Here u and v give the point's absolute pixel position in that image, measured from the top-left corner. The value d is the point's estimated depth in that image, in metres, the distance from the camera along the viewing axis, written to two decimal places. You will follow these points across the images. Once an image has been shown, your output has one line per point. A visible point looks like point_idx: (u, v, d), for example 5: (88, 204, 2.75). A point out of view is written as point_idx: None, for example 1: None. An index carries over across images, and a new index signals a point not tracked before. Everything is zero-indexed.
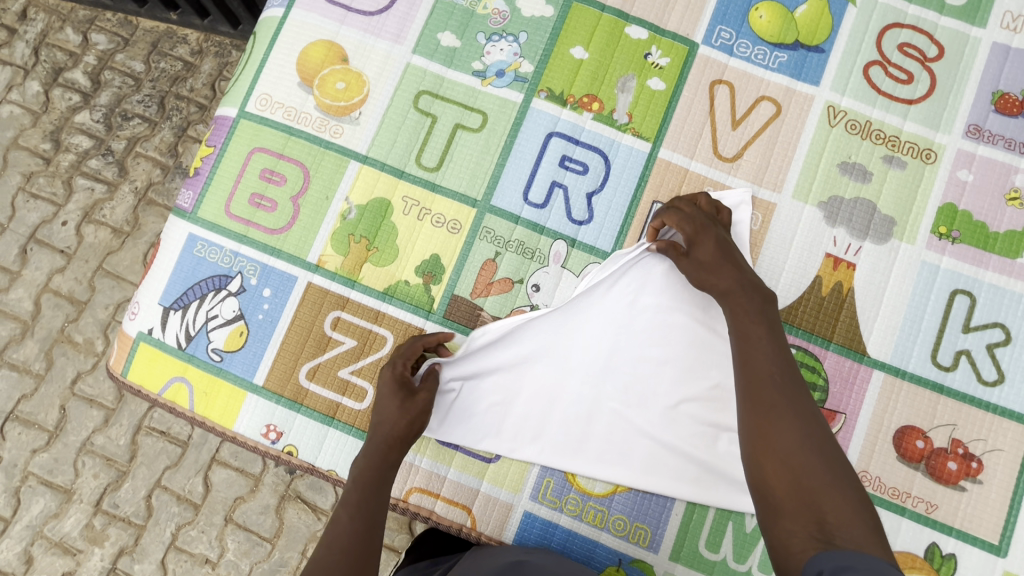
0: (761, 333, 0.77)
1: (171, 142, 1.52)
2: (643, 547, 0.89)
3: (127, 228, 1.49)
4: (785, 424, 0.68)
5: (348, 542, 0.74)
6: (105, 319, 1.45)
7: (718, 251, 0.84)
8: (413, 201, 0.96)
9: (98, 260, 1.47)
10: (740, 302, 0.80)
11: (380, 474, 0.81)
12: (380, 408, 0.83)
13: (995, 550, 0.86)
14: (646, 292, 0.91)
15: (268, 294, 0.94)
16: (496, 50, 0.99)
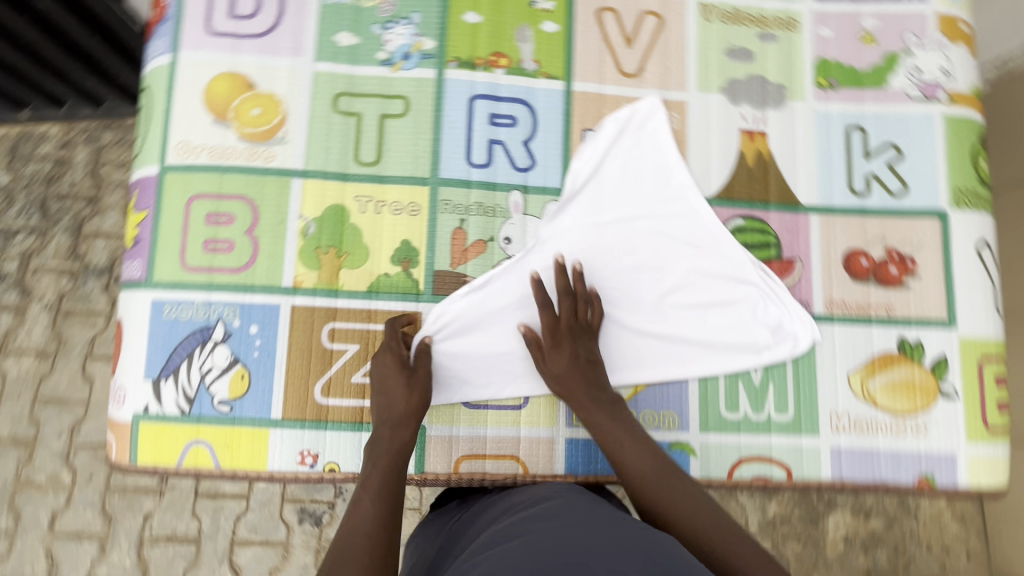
0: (612, 424, 0.89)
1: (70, 245, 1.43)
2: (677, 429, 0.98)
3: (52, 347, 1.39)
4: (676, 506, 0.79)
5: (372, 524, 0.76)
6: (63, 449, 1.36)
7: (569, 364, 0.92)
8: (366, 198, 0.99)
9: (32, 391, 1.37)
10: (579, 398, 0.91)
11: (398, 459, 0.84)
12: (384, 389, 0.89)
13: (949, 324, 1.01)
14: (604, 211, 1.01)
15: (256, 330, 0.94)
16: (395, 36, 1.02)
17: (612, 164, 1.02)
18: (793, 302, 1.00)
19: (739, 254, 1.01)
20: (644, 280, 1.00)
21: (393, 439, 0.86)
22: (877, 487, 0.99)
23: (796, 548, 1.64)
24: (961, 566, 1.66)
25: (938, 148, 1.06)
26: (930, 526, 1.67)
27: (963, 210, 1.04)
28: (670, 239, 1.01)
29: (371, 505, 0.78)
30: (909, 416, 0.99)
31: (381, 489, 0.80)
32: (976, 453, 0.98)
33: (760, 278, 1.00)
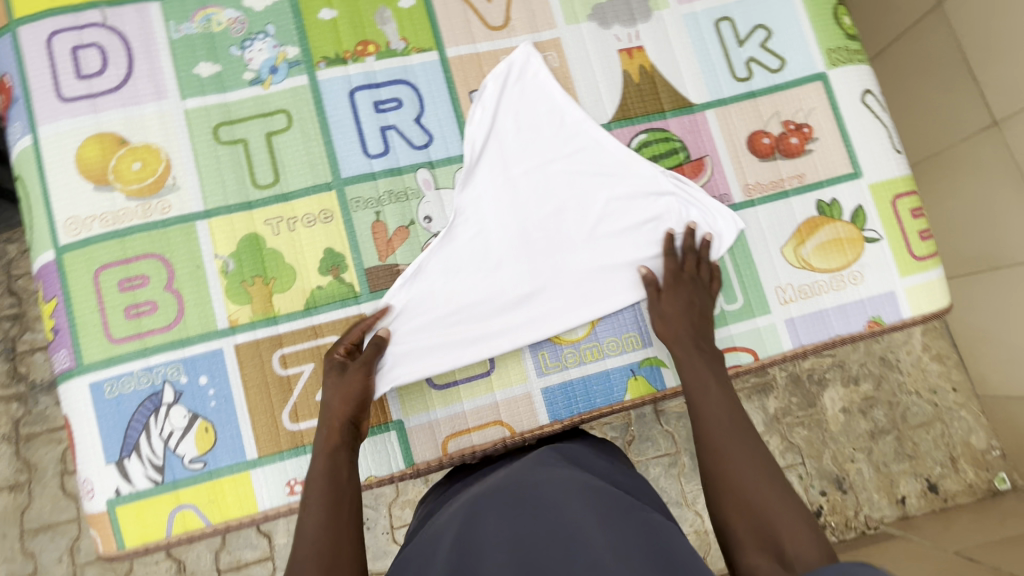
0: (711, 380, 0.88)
1: (7, 368, 1.37)
2: (642, 348, 1.00)
3: (24, 475, 1.35)
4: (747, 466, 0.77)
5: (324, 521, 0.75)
6: (68, 570, 1.33)
7: (682, 306, 0.95)
8: (276, 219, 0.97)
9: (18, 527, 1.34)
10: (675, 325, 0.94)
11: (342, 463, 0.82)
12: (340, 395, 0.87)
13: (855, 175, 1.07)
14: (513, 164, 1.02)
15: (205, 381, 0.91)
16: (255, 53, 1.00)
17: (506, 117, 1.03)
18: (710, 200, 1.03)
19: (650, 168, 1.03)
20: (568, 218, 1.02)
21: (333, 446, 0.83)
22: (834, 343, 1.04)
23: (802, 432, 1.72)
24: (951, 400, 1.76)
25: (801, 16, 1.11)
26: (915, 374, 1.77)
27: (839, 67, 1.09)
28: (581, 174, 1.03)
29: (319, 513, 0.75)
30: (844, 270, 1.05)
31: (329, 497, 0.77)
32: (912, 285, 1.05)
33: (676, 184, 1.03)
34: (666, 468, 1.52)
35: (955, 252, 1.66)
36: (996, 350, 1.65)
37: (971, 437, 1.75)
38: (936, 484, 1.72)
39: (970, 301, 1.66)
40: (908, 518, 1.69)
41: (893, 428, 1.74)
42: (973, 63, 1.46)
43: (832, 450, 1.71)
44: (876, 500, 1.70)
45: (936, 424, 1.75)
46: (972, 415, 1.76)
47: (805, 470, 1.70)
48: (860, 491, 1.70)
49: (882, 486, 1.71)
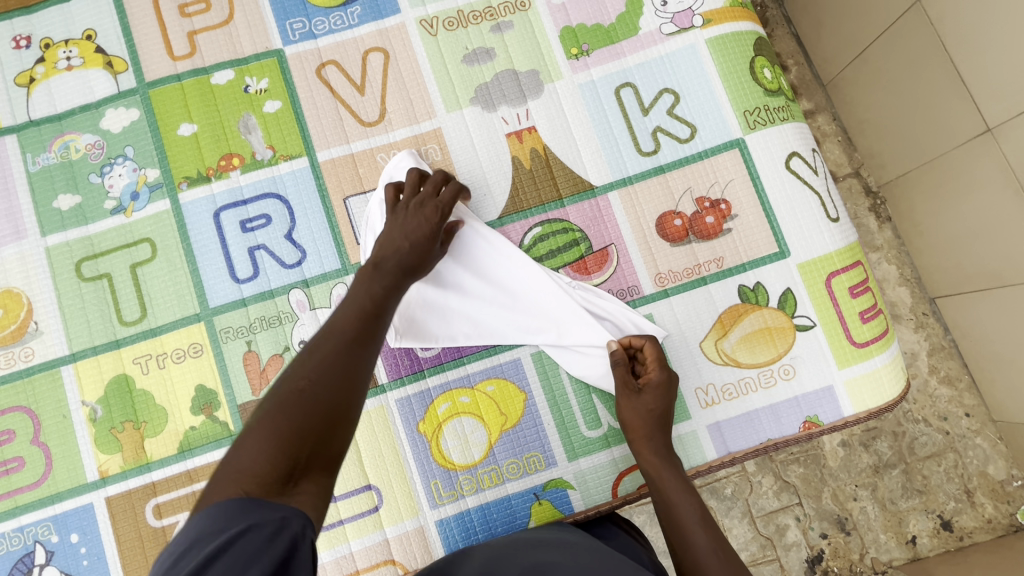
0: (684, 492, 0.82)
1: None
2: (545, 469, 0.92)
3: None
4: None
5: (336, 386, 0.62)
6: None
7: (660, 404, 0.86)
8: (145, 357, 0.91)
9: None
10: (648, 404, 0.86)
11: (332, 378, 0.62)
12: (408, 238, 0.80)
13: (781, 255, 0.95)
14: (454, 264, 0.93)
15: (78, 538, 0.87)
16: (115, 178, 0.95)
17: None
18: (624, 313, 0.93)
19: (552, 279, 0.93)
20: (480, 324, 0.93)
21: (322, 356, 0.64)
22: (765, 448, 0.93)
23: (798, 469, 1.45)
24: (964, 427, 1.46)
25: (712, 74, 0.98)
26: (921, 400, 1.47)
27: (757, 130, 0.97)
28: (498, 273, 0.94)
29: (283, 427, 0.58)
30: (774, 364, 0.93)
31: (289, 406, 0.60)
32: (852, 377, 0.92)
33: (584, 297, 0.93)
34: (652, 515, 1.32)
35: (928, 262, 1.48)
36: (1015, 373, 1.35)
37: (988, 466, 1.44)
38: (951, 521, 1.42)
39: (974, 320, 1.41)
40: (921, 561, 1.40)
41: (899, 461, 1.45)
42: (959, 64, 1.24)
43: (832, 487, 1.44)
44: (883, 542, 1.42)
45: (948, 454, 1.45)
46: (988, 442, 1.45)
47: (803, 511, 1.43)
48: (865, 532, 1.42)
49: (889, 526, 1.42)
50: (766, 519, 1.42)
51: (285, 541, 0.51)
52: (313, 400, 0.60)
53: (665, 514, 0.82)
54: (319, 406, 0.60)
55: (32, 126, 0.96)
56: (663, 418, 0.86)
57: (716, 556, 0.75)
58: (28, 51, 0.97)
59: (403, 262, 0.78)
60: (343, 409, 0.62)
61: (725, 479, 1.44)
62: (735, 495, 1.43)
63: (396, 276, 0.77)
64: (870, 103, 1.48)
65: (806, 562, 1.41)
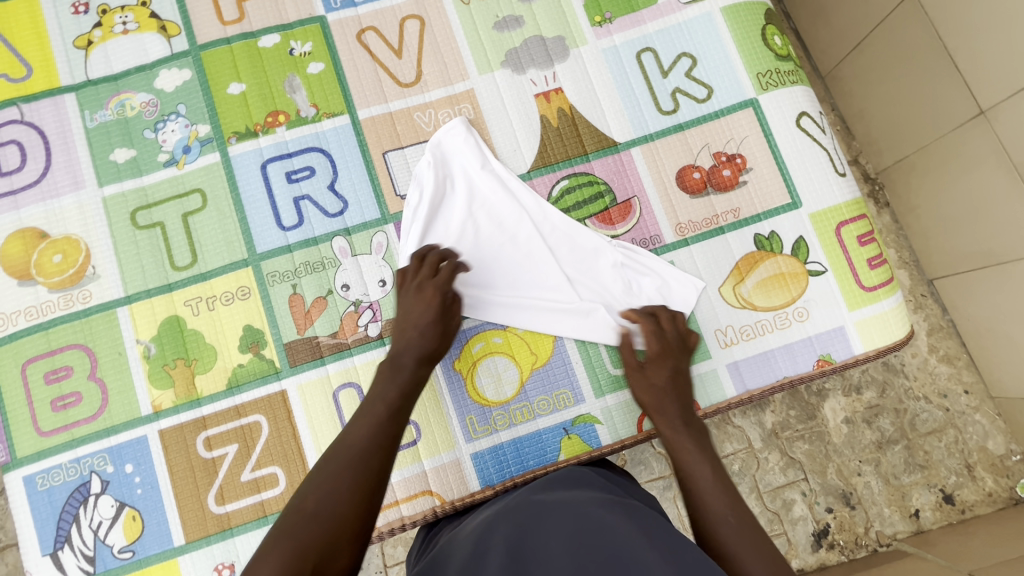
0: (701, 459, 0.85)
1: None
2: (574, 405, 0.97)
3: None
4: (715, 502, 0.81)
5: (348, 507, 0.72)
6: None
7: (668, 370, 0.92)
8: (196, 300, 0.97)
9: None
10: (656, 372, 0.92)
11: (330, 503, 0.71)
12: (415, 325, 0.89)
13: (793, 206, 1.01)
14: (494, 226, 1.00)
15: (132, 469, 0.92)
16: (169, 134, 1.01)
17: (456, 180, 1.01)
18: (663, 269, 0.99)
19: (592, 236, 1.00)
20: (525, 277, 0.99)
21: (323, 480, 0.74)
22: (780, 385, 0.98)
23: (803, 446, 1.49)
24: (964, 403, 1.52)
25: (727, 39, 1.06)
26: (921, 377, 1.53)
27: (770, 91, 1.04)
28: (538, 234, 1.00)
29: (283, 551, 0.66)
30: (788, 307, 0.99)
31: (281, 536, 0.68)
32: (861, 319, 0.99)
33: (623, 254, 0.99)
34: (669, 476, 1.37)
35: (922, 240, 1.56)
36: (1012, 348, 1.41)
37: (988, 442, 1.50)
38: (952, 495, 1.48)
39: (972, 299, 1.47)
40: (924, 534, 1.45)
41: (902, 437, 1.50)
42: (953, 50, 1.32)
43: (837, 463, 1.49)
44: (887, 515, 1.46)
45: (949, 430, 1.51)
46: (987, 419, 1.51)
47: (809, 486, 1.48)
48: (869, 506, 1.47)
49: (893, 499, 1.47)
50: (773, 493, 1.47)
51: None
52: (314, 519, 0.70)
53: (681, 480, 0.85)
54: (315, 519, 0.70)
55: (90, 85, 1.02)
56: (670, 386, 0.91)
57: (729, 521, 0.78)
58: (87, 16, 1.03)
59: (417, 351, 0.88)
60: (344, 526, 0.70)
61: (733, 455, 1.47)
62: (743, 470, 1.47)
63: (414, 363, 0.87)
64: (869, 87, 1.55)
65: (813, 536, 1.45)
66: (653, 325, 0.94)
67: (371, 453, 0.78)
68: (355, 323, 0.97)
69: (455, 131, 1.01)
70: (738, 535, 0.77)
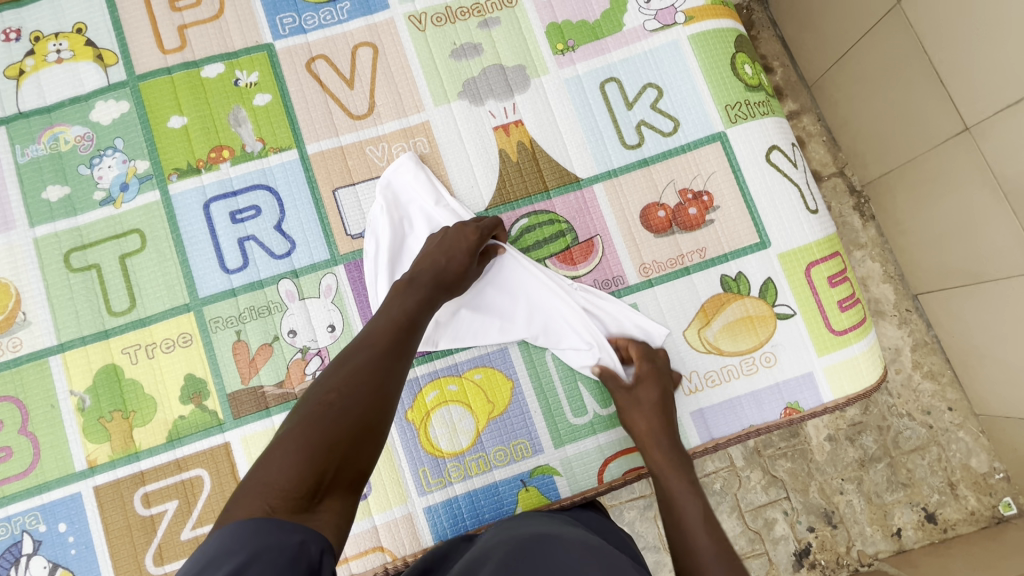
0: (690, 492, 0.86)
1: None
2: (532, 456, 0.93)
3: None
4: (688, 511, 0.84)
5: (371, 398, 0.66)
6: None
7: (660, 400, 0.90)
8: (134, 347, 0.92)
9: None
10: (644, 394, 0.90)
11: (361, 390, 0.66)
12: (448, 253, 0.87)
13: (762, 246, 0.97)
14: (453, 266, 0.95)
15: (66, 528, 0.88)
16: (105, 170, 0.95)
17: (414, 221, 0.97)
18: (626, 309, 0.94)
19: (551, 278, 0.94)
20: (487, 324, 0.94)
21: (350, 368, 0.68)
22: (746, 434, 0.95)
23: (785, 464, 1.46)
24: (948, 420, 1.49)
25: (695, 69, 1.01)
26: (905, 394, 1.50)
27: (739, 124, 1.00)
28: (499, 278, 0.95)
29: (313, 439, 0.61)
30: (755, 351, 0.95)
31: (317, 418, 0.63)
32: (831, 364, 0.95)
33: (585, 296, 0.94)
34: (642, 511, 1.34)
35: (908, 259, 1.52)
36: (997, 370, 1.38)
37: (971, 459, 1.47)
38: (935, 513, 1.45)
39: (957, 319, 1.44)
40: (906, 553, 1.42)
41: (884, 454, 1.47)
42: (938, 65, 1.28)
43: (820, 481, 1.46)
44: (869, 534, 1.43)
45: (932, 448, 1.48)
46: (971, 436, 1.48)
47: (791, 505, 1.44)
48: (851, 525, 1.44)
49: (875, 519, 1.44)
50: (755, 513, 1.44)
51: (305, 565, 0.51)
52: (341, 414, 0.63)
53: (667, 508, 0.86)
54: (344, 411, 0.64)
55: (22, 118, 0.96)
56: (663, 407, 0.90)
57: (713, 554, 0.79)
58: (18, 44, 0.98)
59: (436, 275, 0.85)
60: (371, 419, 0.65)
61: (714, 474, 1.44)
62: (724, 490, 1.44)
63: (429, 287, 0.83)
64: (854, 101, 1.50)
65: (795, 555, 1.42)
66: (644, 348, 0.93)
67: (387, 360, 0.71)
68: (302, 371, 0.92)
69: (407, 166, 0.96)
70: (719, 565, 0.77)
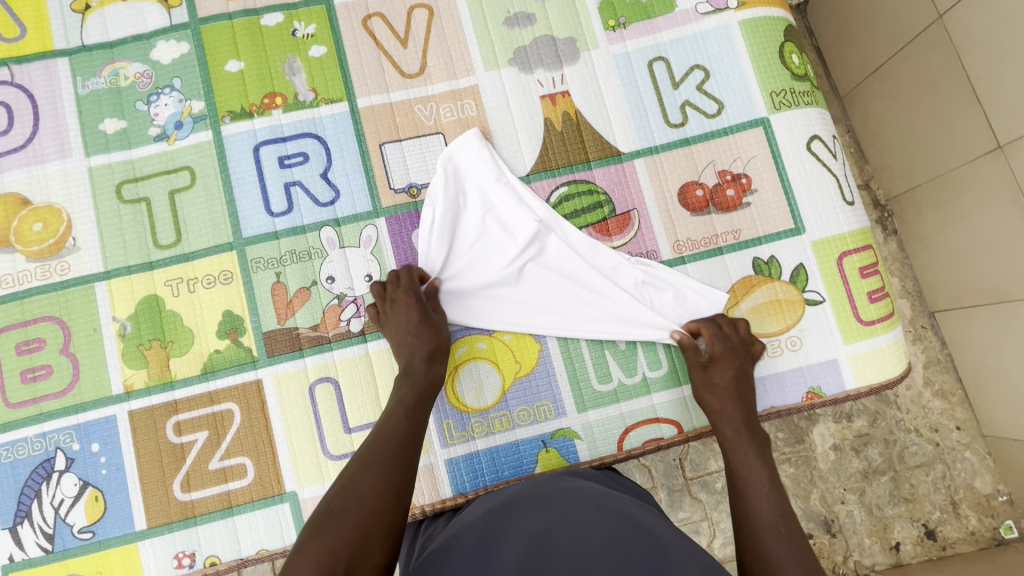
0: (758, 467, 0.83)
1: None
2: (554, 418, 0.95)
3: None
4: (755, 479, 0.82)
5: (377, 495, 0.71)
6: None
7: (736, 379, 0.90)
8: (176, 280, 0.94)
9: None
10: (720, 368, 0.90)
11: (363, 498, 0.69)
12: (408, 333, 0.89)
13: (796, 232, 0.98)
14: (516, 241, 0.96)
15: (98, 449, 0.90)
16: (161, 108, 0.98)
17: (470, 197, 0.98)
18: (682, 283, 0.96)
19: (606, 254, 0.97)
20: (549, 303, 0.96)
21: (353, 477, 0.72)
22: (766, 415, 0.96)
23: (789, 470, 1.46)
24: (955, 440, 1.49)
25: (743, 54, 1.02)
26: (914, 410, 1.50)
27: (782, 112, 1.01)
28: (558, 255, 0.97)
29: (320, 548, 0.63)
30: (781, 334, 0.96)
31: (324, 526, 0.66)
32: (856, 353, 0.96)
33: (641, 273, 0.96)
34: None
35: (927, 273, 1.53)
36: (1010, 390, 1.38)
37: (976, 479, 1.47)
38: (935, 530, 1.45)
39: (971, 336, 1.44)
40: (903, 567, 1.42)
41: (889, 468, 1.47)
42: (975, 81, 1.28)
43: (822, 489, 1.46)
44: (867, 545, 1.44)
45: (938, 465, 1.48)
46: (977, 456, 1.48)
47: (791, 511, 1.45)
48: (850, 535, 1.44)
49: (875, 530, 1.45)
50: None
51: None
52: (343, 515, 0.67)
53: (734, 484, 0.84)
54: (348, 514, 0.67)
55: (85, 51, 0.99)
56: (736, 388, 0.89)
57: (777, 531, 0.75)
58: None
59: (416, 353, 0.88)
60: (374, 522, 0.68)
61: None
62: None
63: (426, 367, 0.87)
64: (887, 113, 1.51)
65: None
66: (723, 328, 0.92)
67: (388, 455, 0.76)
68: (337, 316, 0.95)
69: (467, 144, 0.98)
70: (783, 543, 0.74)
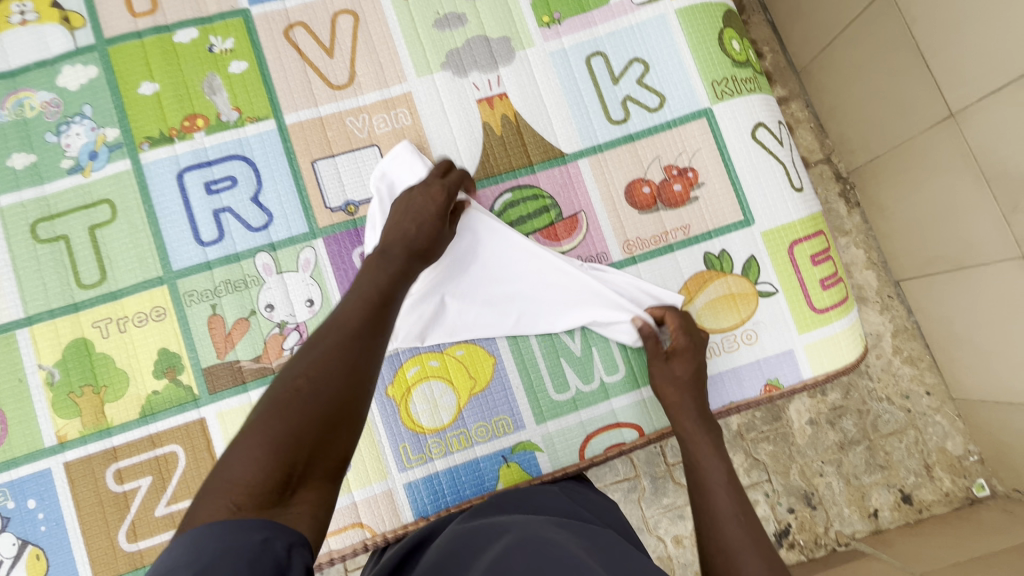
0: (715, 457, 0.82)
1: None
2: (512, 433, 0.92)
3: None
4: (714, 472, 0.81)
5: (343, 379, 0.61)
6: None
7: (694, 373, 0.88)
8: (104, 321, 0.89)
9: None
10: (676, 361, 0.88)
11: (332, 379, 0.60)
12: (415, 220, 0.82)
13: (746, 223, 0.97)
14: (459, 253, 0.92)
15: (35, 505, 0.85)
16: (73, 138, 0.92)
17: None
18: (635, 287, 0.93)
19: (556, 261, 0.93)
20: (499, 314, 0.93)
21: (324, 349, 0.63)
22: (728, 411, 0.95)
23: (767, 448, 1.47)
24: (925, 405, 1.51)
25: (682, 44, 1.00)
26: (885, 378, 1.51)
27: (725, 100, 0.99)
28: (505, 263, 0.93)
29: (275, 432, 0.55)
30: (737, 329, 0.95)
31: (285, 409, 0.57)
32: (812, 342, 0.95)
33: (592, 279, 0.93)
34: (626, 493, 1.35)
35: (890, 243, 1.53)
36: (977, 354, 1.39)
37: (948, 442, 1.49)
38: (911, 495, 1.47)
39: (938, 303, 1.45)
40: (882, 533, 1.44)
41: (863, 438, 1.49)
42: (925, 52, 1.27)
43: (800, 464, 1.47)
44: (847, 516, 1.45)
45: (910, 431, 1.50)
46: (947, 420, 1.50)
47: (772, 488, 1.46)
48: (829, 507, 1.46)
49: (853, 500, 1.46)
50: None
51: (266, 564, 0.45)
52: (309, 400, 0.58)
53: (693, 476, 0.82)
54: (313, 399, 0.58)
55: None
56: (693, 381, 0.88)
57: (736, 519, 0.75)
58: None
59: (408, 245, 0.79)
60: (342, 403, 0.59)
61: None
62: None
63: (403, 259, 0.78)
64: (841, 87, 1.50)
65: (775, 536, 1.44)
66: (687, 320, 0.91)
67: (363, 336, 0.66)
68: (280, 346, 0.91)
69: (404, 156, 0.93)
70: (740, 531, 0.73)
